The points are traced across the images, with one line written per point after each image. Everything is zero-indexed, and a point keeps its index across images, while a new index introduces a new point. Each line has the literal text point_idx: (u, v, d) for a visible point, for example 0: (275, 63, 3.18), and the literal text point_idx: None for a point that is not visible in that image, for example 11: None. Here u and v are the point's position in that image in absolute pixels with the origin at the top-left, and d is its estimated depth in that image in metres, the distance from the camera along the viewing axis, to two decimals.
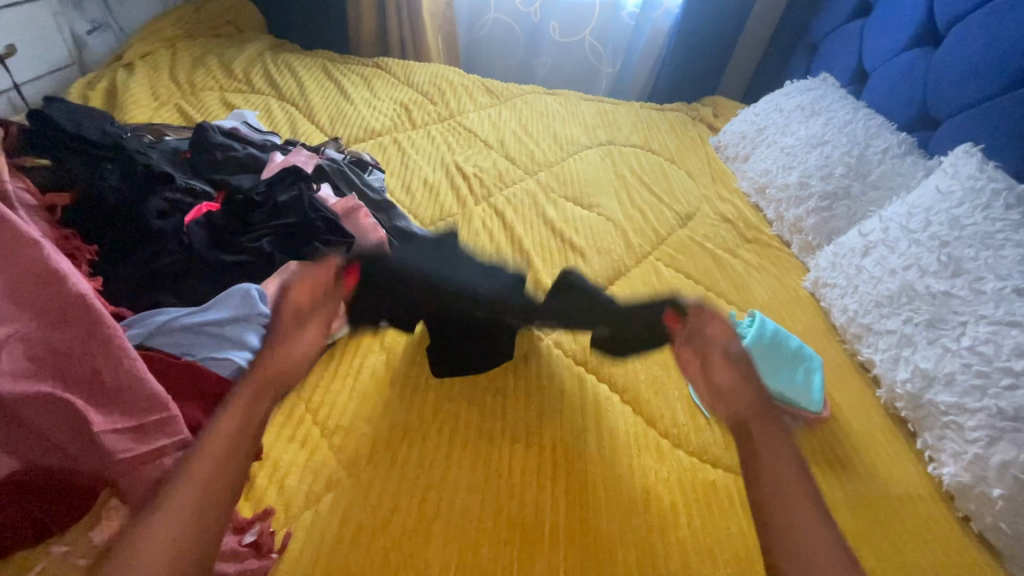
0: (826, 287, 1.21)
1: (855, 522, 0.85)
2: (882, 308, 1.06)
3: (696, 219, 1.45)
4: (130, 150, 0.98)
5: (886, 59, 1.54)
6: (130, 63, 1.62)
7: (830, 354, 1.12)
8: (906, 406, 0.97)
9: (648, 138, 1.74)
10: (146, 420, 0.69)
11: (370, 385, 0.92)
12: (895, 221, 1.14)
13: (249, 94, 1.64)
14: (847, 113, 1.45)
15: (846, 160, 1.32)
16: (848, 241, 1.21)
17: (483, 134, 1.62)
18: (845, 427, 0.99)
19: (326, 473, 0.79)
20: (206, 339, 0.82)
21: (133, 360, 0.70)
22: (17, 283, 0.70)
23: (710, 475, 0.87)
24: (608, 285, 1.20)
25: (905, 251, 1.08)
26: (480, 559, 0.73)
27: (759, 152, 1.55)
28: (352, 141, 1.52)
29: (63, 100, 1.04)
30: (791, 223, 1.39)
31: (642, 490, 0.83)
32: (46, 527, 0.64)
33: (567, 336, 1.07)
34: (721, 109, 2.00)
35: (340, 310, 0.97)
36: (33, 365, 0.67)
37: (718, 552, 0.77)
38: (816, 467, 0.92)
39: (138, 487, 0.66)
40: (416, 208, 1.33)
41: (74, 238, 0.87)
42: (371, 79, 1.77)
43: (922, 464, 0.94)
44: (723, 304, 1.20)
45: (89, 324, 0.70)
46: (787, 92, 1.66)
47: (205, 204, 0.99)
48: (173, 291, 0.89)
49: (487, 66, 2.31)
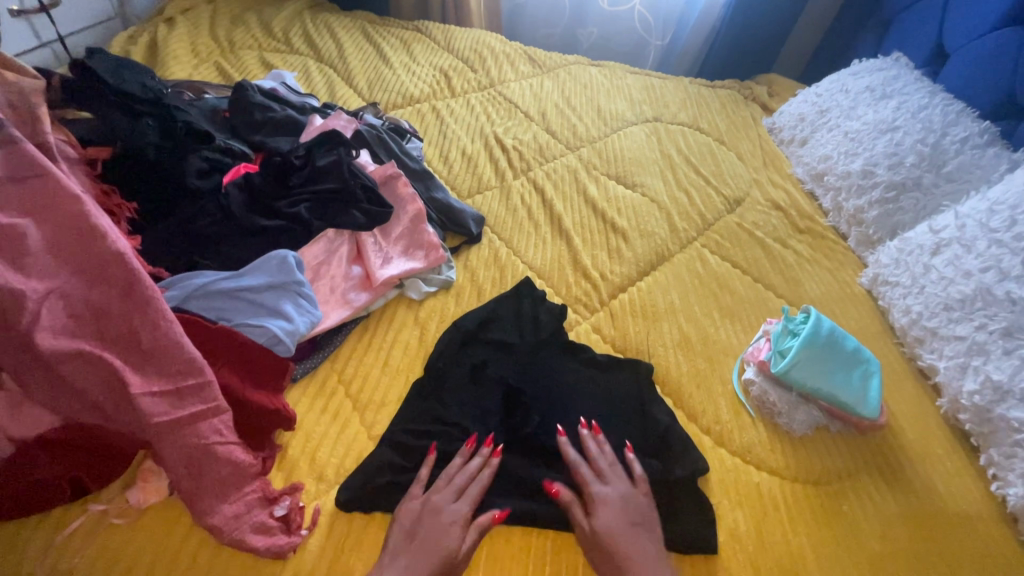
0: (885, 285, 1.13)
1: (910, 540, 0.80)
2: (952, 312, 0.98)
3: (745, 205, 1.37)
4: (171, 106, 0.97)
5: (972, 38, 1.40)
6: (170, 19, 1.59)
7: (885, 358, 1.05)
8: (971, 419, 0.90)
9: (698, 116, 1.64)
10: (183, 384, 0.68)
11: (402, 361, 0.89)
12: (974, 217, 1.04)
13: (287, 54, 1.60)
14: (922, 96, 1.32)
15: (919, 148, 1.21)
16: (915, 237, 1.11)
17: (524, 104, 1.55)
18: (900, 438, 0.92)
19: (359, 447, 0.79)
20: (242, 305, 0.81)
21: (170, 323, 0.69)
22: (53, 236, 0.68)
23: (754, 522, 0.80)
24: (650, 272, 1.14)
25: (983, 252, 0.99)
26: (513, 549, 0.73)
27: (819, 136, 1.43)
28: (390, 107, 1.47)
29: (105, 52, 1.02)
30: (849, 214, 1.29)
31: (633, 498, 0.78)
32: (83, 486, 0.67)
33: (606, 321, 1.02)
34: (776, 88, 1.86)
35: (376, 281, 0.94)
36: (72, 322, 0.66)
37: (761, 564, 0.76)
38: (868, 478, 0.87)
39: (173, 453, 0.65)
40: (453, 179, 1.29)
41: (114, 195, 0.87)
42: (410, 42, 1.71)
43: (984, 481, 0.88)
44: (773, 298, 1.14)
45: (127, 283, 0.69)
46: (855, 71, 1.52)
47: (243, 165, 0.97)
48: (210, 254, 0.87)
49: (529, 34, 2.21)
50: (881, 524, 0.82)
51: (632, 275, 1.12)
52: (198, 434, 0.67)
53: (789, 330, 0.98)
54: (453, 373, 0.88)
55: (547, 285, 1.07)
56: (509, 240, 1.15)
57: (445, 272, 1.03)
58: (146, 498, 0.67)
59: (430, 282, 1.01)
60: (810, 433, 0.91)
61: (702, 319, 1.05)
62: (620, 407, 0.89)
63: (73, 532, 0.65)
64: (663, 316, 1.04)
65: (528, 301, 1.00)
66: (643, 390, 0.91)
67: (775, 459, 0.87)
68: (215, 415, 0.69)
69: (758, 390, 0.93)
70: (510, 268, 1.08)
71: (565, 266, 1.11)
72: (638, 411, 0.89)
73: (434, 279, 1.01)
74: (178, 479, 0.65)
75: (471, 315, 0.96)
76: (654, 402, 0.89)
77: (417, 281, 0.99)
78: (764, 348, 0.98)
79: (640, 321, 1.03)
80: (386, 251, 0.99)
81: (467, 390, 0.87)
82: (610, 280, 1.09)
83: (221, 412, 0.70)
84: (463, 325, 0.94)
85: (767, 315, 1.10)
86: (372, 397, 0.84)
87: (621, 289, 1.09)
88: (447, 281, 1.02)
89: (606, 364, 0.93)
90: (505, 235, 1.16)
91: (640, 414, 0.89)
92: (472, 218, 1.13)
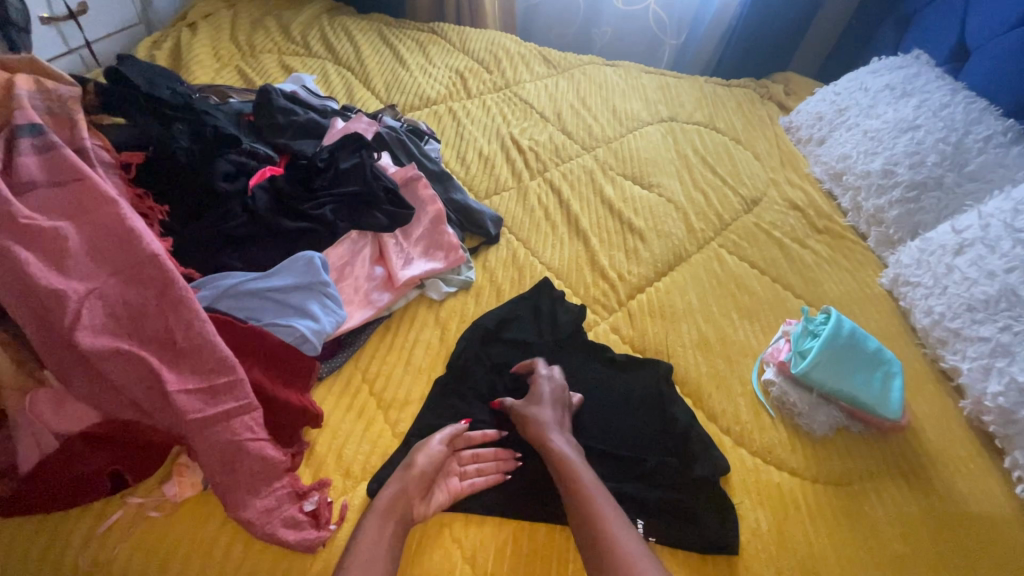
0: (906, 285, 1.12)
1: (932, 540, 0.80)
2: (975, 313, 0.97)
3: (762, 205, 1.36)
4: (199, 110, 0.99)
5: (996, 35, 1.38)
6: (193, 24, 1.63)
7: (906, 359, 1.05)
8: (995, 420, 0.90)
9: (714, 116, 1.63)
10: (216, 381, 0.70)
11: (424, 360, 0.91)
12: (998, 217, 1.03)
13: (306, 57, 1.63)
14: (944, 94, 1.31)
15: (941, 147, 1.20)
16: (937, 237, 1.10)
17: (540, 105, 1.56)
18: (922, 440, 0.92)
19: (383, 444, 0.80)
20: (271, 305, 0.84)
21: (203, 323, 0.71)
22: (92, 238, 0.71)
23: (775, 522, 0.80)
24: (667, 272, 1.14)
25: (1008, 252, 0.97)
26: (536, 545, 0.74)
27: (837, 135, 1.42)
28: (408, 109, 1.49)
29: (135, 58, 1.05)
30: (869, 214, 1.28)
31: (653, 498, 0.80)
32: (121, 480, 0.69)
33: (624, 321, 1.03)
34: (793, 87, 1.85)
35: (398, 282, 0.96)
36: (110, 321, 0.68)
37: (782, 562, 0.76)
38: (889, 478, 0.87)
39: (208, 448, 0.67)
40: (470, 180, 1.30)
41: (147, 198, 0.89)
42: (426, 44, 1.72)
43: (1008, 483, 0.88)
44: (791, 298, 1.14)
45: (162, 284, 0.71)
46: (875, 69, 1.51)
47: (268, 168, 0.99)
48: (238, 256, 0.89)
49: (544, 34, 2.22)
50: (903, 524, 0.82)
51: (650, 276, 1.12)
52: (231, 430, 0.69)
53: (809, 331, 0.98)
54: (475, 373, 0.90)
55: (565, 285, 1.08)
56: (526, 240, 1.16)
57: (465, 273, 1.05)
58: (181, 492, 0.69)
59: (450, 282, 1.02)
60: (831, 434, 0.91)
61: (721, 319, 1.06)
62: (639, 407, 0.90)
63: (112, 524, 0.67)
64: (681, 317, 1.05)
65: (547, 302, 1.01)
66: (661, 390, 0.91)
67: (795, 459, 0.87)
68: (247, 412, 0.71)
69: (778, 391, 0.93)
70: (528, 268, 1.09)
71: (582, 266, 1.12)
72: (658, 411, 0.89)
73: (454, 280, 1.02)
74: (212, 474, 0.67)
75: (490, 316, 0.97)
76: (673, 401, 0.90)
77: (437, 282, 1.00)
78: (783, 349, 0.98)
79: (658, 321, 1.04)
80: (408, 252, 1.01)
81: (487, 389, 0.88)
82: (628, 281, 1.10)
83: (252, 410, 0.72)
84: (482, 325, 0.95)
85: (786, 316, 1.09)
86: (394, 395, 0.86)
87: (639, 289, 1.09)
88: (467, 282, 1.03)
89: (625, 364, 0.94)
90: (522, 236, 1.17)
91: (659, 415, 0.89)
92: (491, 219, 1.14)
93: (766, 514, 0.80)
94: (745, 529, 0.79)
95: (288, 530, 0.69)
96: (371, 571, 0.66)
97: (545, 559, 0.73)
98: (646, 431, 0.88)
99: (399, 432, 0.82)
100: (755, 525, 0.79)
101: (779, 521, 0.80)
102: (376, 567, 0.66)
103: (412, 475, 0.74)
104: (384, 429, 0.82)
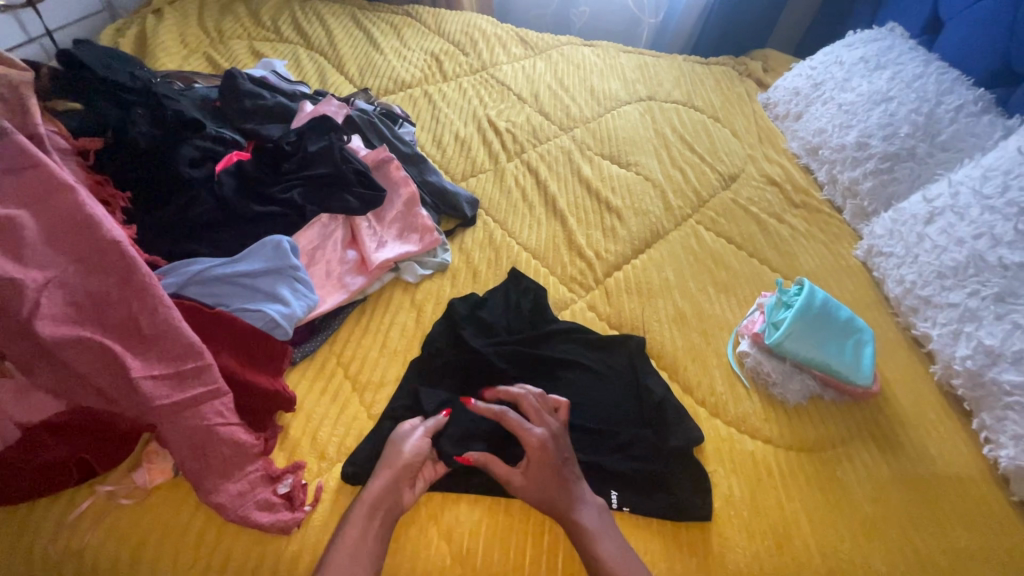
0: (880, 256, 1.13)
1: (902, 502, 0.82)
2: (945, 280, 0.98)
3: (739, 181, 1.37)
4: (160, 95, 0.96)
5: (968, 5, 1.38)
6: (159, 11, 1.59)
7: (880, 328, 1.06)
8: (964, 384, 0.91)
9: (692, 94, 1.63)
10: (183, 367, 0.69)
11: (400, 343, 0.91)
12: (967, 184, 1.04)
13: (277, 42, 1.59)
14: (917, 65, 1.31)
15: (913, 118, 1.20)
16: (909, 207, 1.11)
17: (517, 86, 1.54)
18: (894, 405, 0.93)
19: (359, 426, 0.80)
20: (240, 291, 0.83)
21: (168, 309, 0.70)
22: (51, 227, 0.69)
23: (749, 489, 0.81)
24: (645, 249, 1.14)
25: (976, 219, 0.99)
26: (513, 519, 0.75)
27: (814, 110, 1.42)
28: (382, 93, 1.47)
29: (93, 44, 1.02)
30: (844, 186, 1.29)
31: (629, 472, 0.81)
32: (89, 469, 0.68)
33: (601, 299, 1.03)
34: (772, 63, 1.84)
35: (372, 265, 0.95)
36: (72, 310, 0.67)
37: (755, 527, 0.78)
38: (861, 443, 0.88)
39: (177, 434, 0.67)
40: (447, 163, 1.29)
41: (107, 184, 0.87)
42: (400, 27, 1.70)
43: (976, 444, 0.90)
44: (767, 272, 1.14)
45: (124, 270, 0.69)
46: (850, 43, 1.51)
47: (235, 152, 0.97)
48: (206, 242, 0.88)
49: (522, 16, 2.19)
50: (875, 488, 0.83)
51: (627, 254, 1.12)
52: (200, 415, 0.68)
53: (783, 302, 0.99)
54: (450, 353, 0.89)
55: (542, 265, 1.08)
56: (503, 222, 1.15)
57: (441, 255, 1.04)
58: (152, 478, 0.69)
59: (425, 265, 1.02)
60: (805, 402, 0.92)
61: (697, 294, 1.06)
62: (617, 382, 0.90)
63: (82, 513, 0.67)
64: (658, 293, 1.05)
65: (523, 282, 1.01)
66: (638, 365, 0.92)
67: (770, 428, 0.88)
68: (217, 397, 0.71)
69: (752, 361, 0.94)
70: (505, 249, 1.09)
71: (559, 246, 1.11)
72: (635, 385, 0.90)
73: (429, 262, 1.02)
74: (183, 460, 0.67)
75: (466, 298, 0.97)
76: (650, 375, 0.90)
77: (412, 264, 1.00)
78: (758, 321, 0.99)
79: (635, 298, 1.04)
80: (381, 235, 1.00)
81: (463, 369, 0.88)
82: (605, 259, 1.10)
83: (222, 394, 0.71)
84: (458, 306, 0.95)
85: (762, 289, 1.10)
86: (370, 378, 0.85)
87: (616, 267, 1.09)
88: (443, 264, 1.03)
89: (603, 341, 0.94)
90: (499, 217, 1.16)
91: (636, 390, 0.90)
92: (466, 200, 1.13)
93: (739, 482, 0.81)
94: (719, 497, 0.80)
95: (262, 513, 0.69)
96: (344, 550, 0.66)
97: (522, 533, 0.74)
98: (624, 405, 0.88)
99: (374, 414, 0.82)
100: (728, 493, 0.80)
101: (752, 488, 0.81)
102: (348, 544, 0.67)
103: (385, 457, 0.74)
104: (359, 412, 0.81)
